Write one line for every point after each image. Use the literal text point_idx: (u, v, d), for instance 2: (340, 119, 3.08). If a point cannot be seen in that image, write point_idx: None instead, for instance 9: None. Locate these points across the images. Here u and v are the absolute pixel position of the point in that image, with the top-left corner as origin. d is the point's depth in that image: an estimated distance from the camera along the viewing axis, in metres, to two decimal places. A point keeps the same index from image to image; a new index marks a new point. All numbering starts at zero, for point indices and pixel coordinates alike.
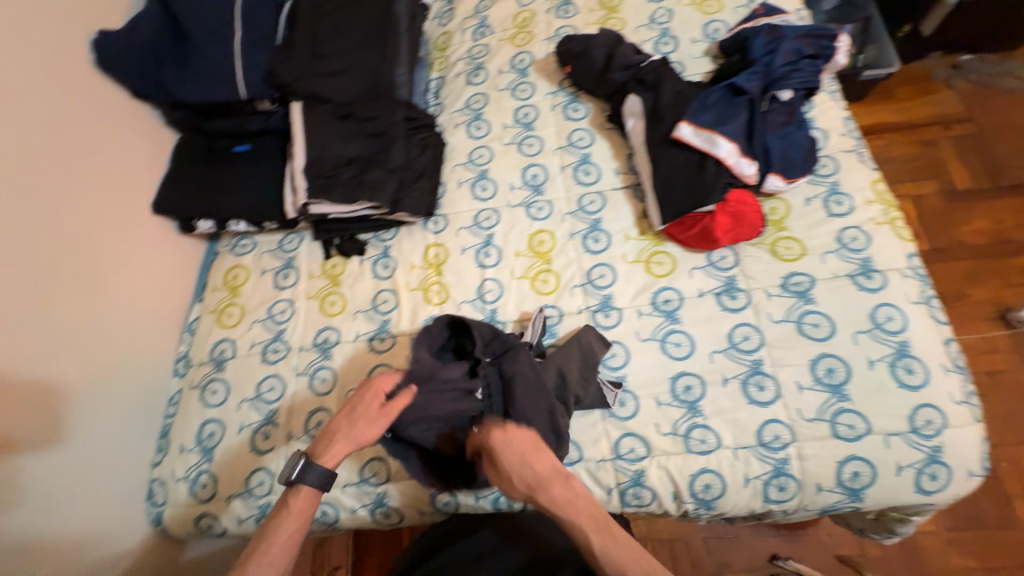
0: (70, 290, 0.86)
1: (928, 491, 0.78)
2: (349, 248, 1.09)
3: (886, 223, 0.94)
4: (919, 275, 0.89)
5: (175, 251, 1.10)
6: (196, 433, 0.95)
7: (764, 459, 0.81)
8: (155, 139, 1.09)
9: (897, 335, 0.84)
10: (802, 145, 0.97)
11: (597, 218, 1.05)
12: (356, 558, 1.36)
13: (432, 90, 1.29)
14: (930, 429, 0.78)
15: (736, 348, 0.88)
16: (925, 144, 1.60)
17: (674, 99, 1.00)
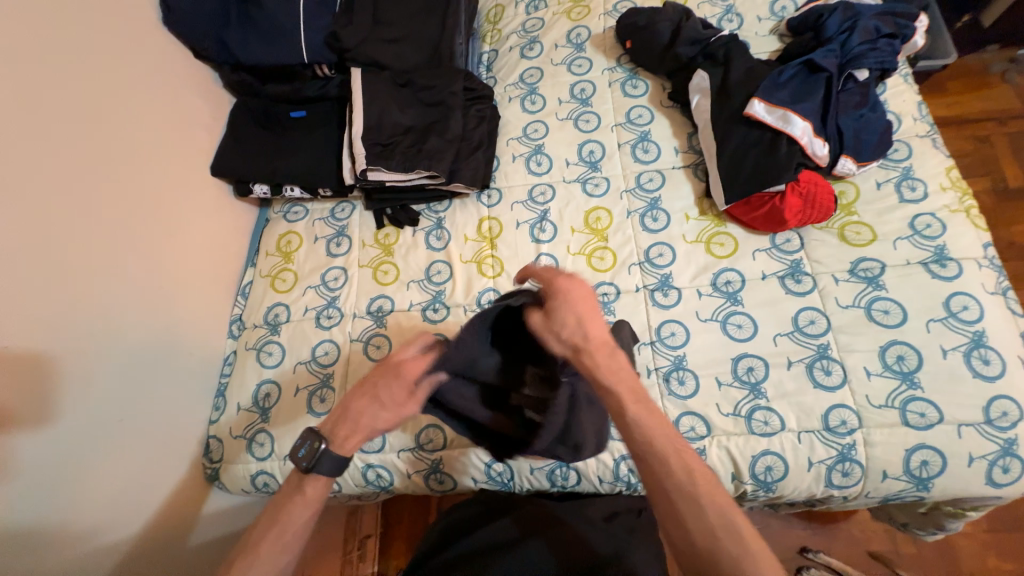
0: (138, 244, 0.87)
1: (999, 484, 0.76)
2: (402, 218, 1.08)
3: (962, 210, 0.90)
4: (995, 266, 0.86)
5: (229, 215, 1.10)
6: (252, 394, 0.96)
7: (829, 444, 0.79)
8: (213, 101, 1.10)
9: (972, 325, 0.81)
10: (879, 127, 0.94)
11: (656, 196, 1.02)
12: (385, 529, 1.36)
13: (485, 63, 1.27)
14: (1005, 421, 0.76)
15: (801, 332, 0.86)
16: (977, 140, 1.54)
17: (745, 76, 0.98)
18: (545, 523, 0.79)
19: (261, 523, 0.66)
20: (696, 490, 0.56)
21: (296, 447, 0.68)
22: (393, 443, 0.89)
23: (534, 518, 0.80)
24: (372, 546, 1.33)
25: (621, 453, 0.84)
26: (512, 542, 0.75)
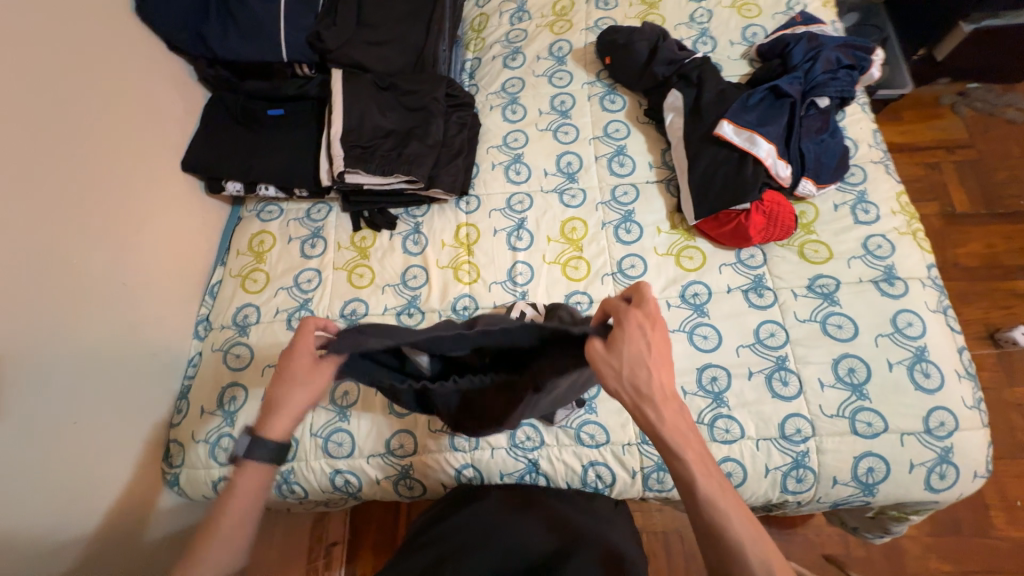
0: (102, 238, 0.84)
1: (936, 489, 0.81)
2: (379, 221, 1.08)
3: (910, 233, 0.97)
4: (937, 285, 0.92)
5: (200, 211, 1.08)
6: (218, 396, 0.94)
7: (784, 451, 0.83)
8: (186, 95, 1.07)
9: (915, 341, 0.87)
10: (836, 152, 1.00)
11: (630, 209, 1.05)
12: (352, 536, 1.34)
13: (468, 70, 1.28)
14: (943, 430, 0.82)
15: (762, 344, 0.90)
16: (926, 167, 1.65)
17: (716, 98, 1.03)
18: (532, 507, 0.77)
19: (218, 521, 0.62)
20: (761, 554, 0.56)
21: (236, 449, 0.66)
22: (362, 448, 0.88)
23: (518, 501, 0.78)
24: (339, 552, 1.31)
25: (590, 459, 0.87)
26: (496, 522, 0.73)
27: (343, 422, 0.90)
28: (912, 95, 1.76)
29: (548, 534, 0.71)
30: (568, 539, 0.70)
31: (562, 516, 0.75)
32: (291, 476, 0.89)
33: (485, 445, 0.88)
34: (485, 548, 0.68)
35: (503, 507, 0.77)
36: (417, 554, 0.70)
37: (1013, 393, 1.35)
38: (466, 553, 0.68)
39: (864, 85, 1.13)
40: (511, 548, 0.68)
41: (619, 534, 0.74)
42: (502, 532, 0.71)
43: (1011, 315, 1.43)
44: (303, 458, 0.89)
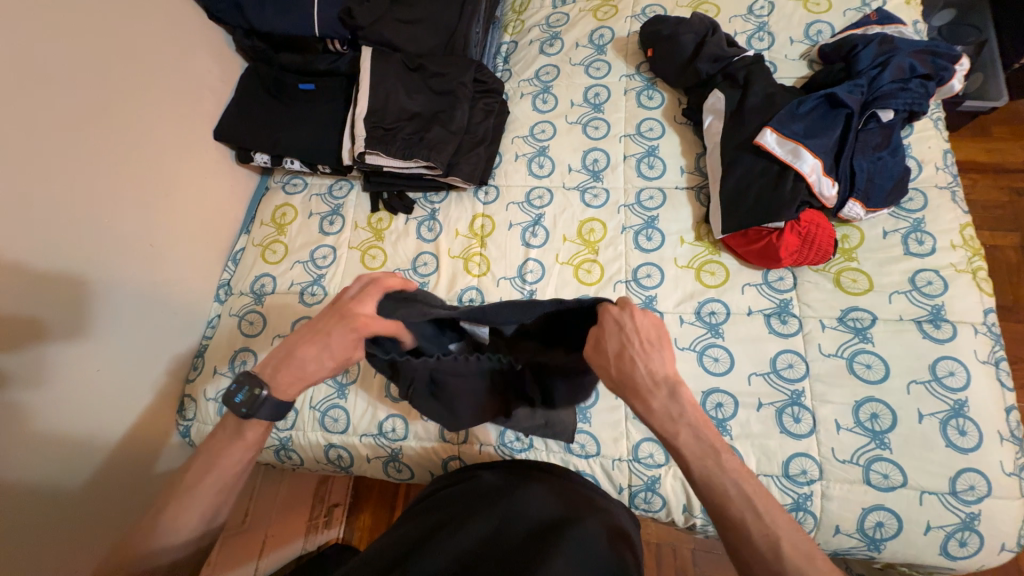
0: (132, 200, 0.89)
1: (953, 556, 0.74)
2: (398, 204, 1.08)
3: (969, 271, 0.86)
4: (992, 333, 0.82)
5: (229, 179, 1.11)
6: (230, 359, 0.98)
7: (785, 491, 0.78)
8: (224, 65, 1.10)
9: (955, 393, 0.78)
10: (895, 172, 0.89)
11: (654, 215, 0.99)
12: (353, 501, 1.40)
13: (503, 54, 1.24)
14: (971, 495, 0.74)
15: (777, 374, 0.84)
16: (1010, 191, 1.46)
17: (763, 103, 0.94)
18: (531, 472, 0.74)
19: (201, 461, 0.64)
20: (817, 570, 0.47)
21: (232, 393, 0.64)
22: (356, 427, 0.91)
23: (522, 471, 0.75)
24: (339, 513, 1.37)
25: (578, 469, 0.85)
26: (499, 488, 0.70)
27: (340, 399, 0.92)
28: (1005, 109, 1.56)
29: (555, 504, 0.67)
30: (575, 511, 0.66)
31: (567, 489, 0.71)
32: (289, 444, 0.93)
33: (475, 440, 0.87)
34: (490, 514, 0.65)
35: (497, 472, 0.75)
36: (423, 520, 0.67)
37: None
38: (472, 516, 0.64)
39: (941, 98, 1.00)
40: (514, 513, 0.65)
41: (622, 513, 0.71)
42: (493, 491, 0.70)
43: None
44: (300, 429, 0.92)
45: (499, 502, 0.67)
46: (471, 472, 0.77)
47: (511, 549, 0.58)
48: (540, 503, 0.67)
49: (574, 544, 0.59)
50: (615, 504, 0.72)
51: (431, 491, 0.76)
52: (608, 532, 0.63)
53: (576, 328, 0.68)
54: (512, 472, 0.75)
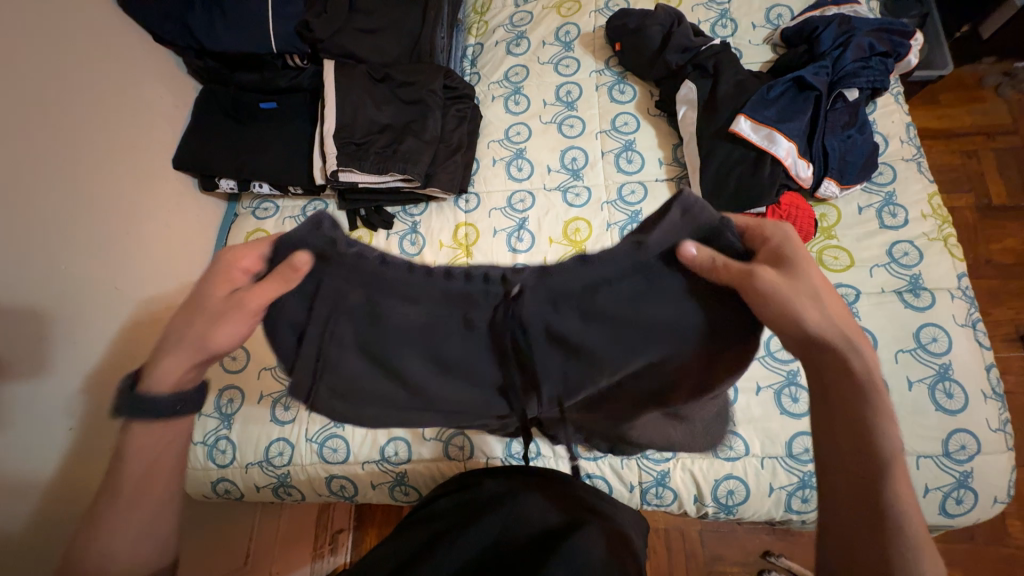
0: (90, 243, 0.83)
1: (951, 514, 0.77)
2: (376, 220, 1.05)
3: (941, 239, 0.89)
4: (967, 297, 0.86)
5: (194, 209, 1.06)
6: (214, 399, 0.93)
7: (791, 470, 0.80)
8: (176, 88, 1.04)
9: (940, 357, 0.82)
10: (865, 149, 0.92)
11: (636, 209, 0.99)
12: (358, 523, 1.33)
13: (469, 57, 1.21)
14: (962, 454, 0.77)
15: (772, 357, 0.86)
16: (963, 155, 1.53)
17: (733, 91, 0.95)
18: (533, 477, 0.74)
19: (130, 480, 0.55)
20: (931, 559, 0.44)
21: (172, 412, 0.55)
22: (358, 455, 0.88)
23: (522, 475, 0.74)
24: (344, 539, 1.31)
25: (589, 471, 0.84)
26: (499, 493, 0.69)
27: (337, 428, 0.89)
28: (952, 76, 1.63)
29: (560, 506, 0.67)
30: (577, 514, 0.65)
31: (569, 494, 0.70)
32: (287, 480, 0.89)
33: (480, 454, 0.86)
34: (494, 520, 0.64)
35: (495, 477, 0.74)
36: (427, 526, 0.65)
37: None
38: (476, 521, 0.64)
39: (900, 73, 1.04)
40: (516, 518, 0.64)
41: (617, 509, 0.71)
42: (491, 496, 0.69)
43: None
44: (297, 464, 0.88)
45: (503, 509, 0.66)
46: (475, 478, 0.75)
47: (516, 555, 0.58)
48: (543, 505, 0.67)
49: (581, 545, 0.58)
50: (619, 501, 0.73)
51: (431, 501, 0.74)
52: (609, 531, 0.63)
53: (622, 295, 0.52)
54: (508, 475, 0.74)
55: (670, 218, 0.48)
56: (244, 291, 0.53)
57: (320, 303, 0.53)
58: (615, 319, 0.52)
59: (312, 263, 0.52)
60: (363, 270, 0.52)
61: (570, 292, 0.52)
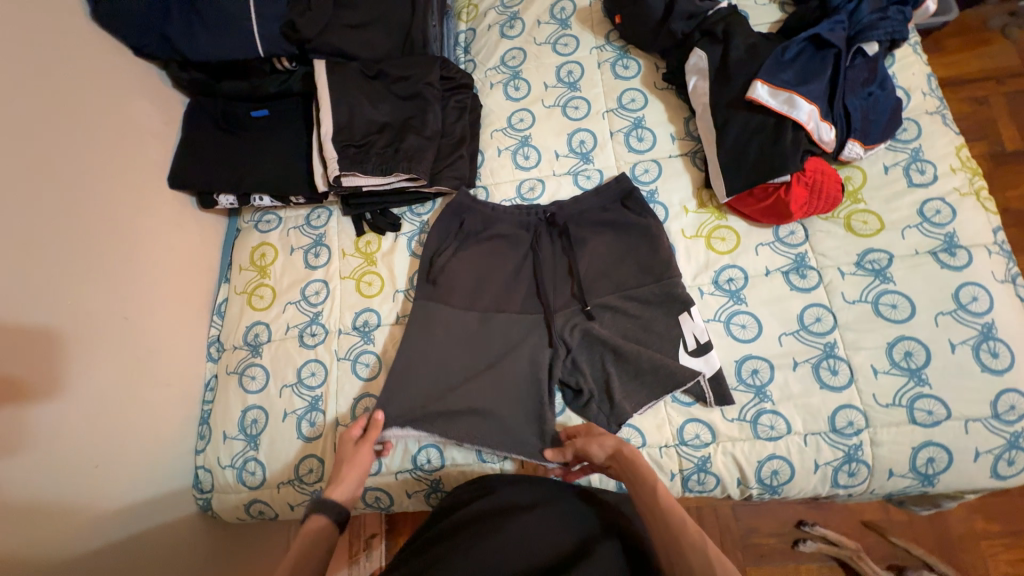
0: (93, 274, 0.81)
1: (1003, 476, 0.75)
2: (383, 223, 1.01)
3: (973, 193, 0.86)
4: (1005, 252, 0.82)
5: (196, 230, 1.03)
6: (238, 421, 0.92)
7: (835, 445, 0.77)
8: (164, 104, 1.00)
9: (981, 317, 0.79)
10: (887, 106, 0.88)
11: (652, 188, 0.96)
12: (390, 527, 1.32)
13: (462, 44, 1.16)
14: (1012, 414, 0.75)
15: (806, 330, 0.83)
16: (973, 102, 1.47)
17: (746, 55, 0.90)
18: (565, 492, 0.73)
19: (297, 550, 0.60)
20: None
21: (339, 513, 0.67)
22: (389, 466, 0.86)
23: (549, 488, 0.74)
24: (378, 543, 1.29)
25: None
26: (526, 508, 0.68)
27: None
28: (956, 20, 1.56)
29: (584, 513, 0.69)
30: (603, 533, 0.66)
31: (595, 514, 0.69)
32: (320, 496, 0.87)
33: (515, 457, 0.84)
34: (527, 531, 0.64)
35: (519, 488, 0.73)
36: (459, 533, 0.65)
37: None
38: (506, 522, 0.65)
39: (917, 21, 0.99)
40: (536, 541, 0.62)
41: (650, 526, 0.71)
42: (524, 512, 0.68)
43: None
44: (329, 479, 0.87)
45: (534, 518, 0.66)
46: (493, 486, 0.75)
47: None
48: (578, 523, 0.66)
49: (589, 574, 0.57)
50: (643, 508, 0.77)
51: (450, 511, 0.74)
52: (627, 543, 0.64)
53: (610, 220, 0.93)
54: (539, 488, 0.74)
55: (607, 184, 0.94)
56: (447, 238, 0.95)
57: (471, 226, 0.96)
58: (603, 226, 0.93)
59: (461, 213, 0.96)
60: (487, 213, 0.96)
61: (574, 215, 0.94)
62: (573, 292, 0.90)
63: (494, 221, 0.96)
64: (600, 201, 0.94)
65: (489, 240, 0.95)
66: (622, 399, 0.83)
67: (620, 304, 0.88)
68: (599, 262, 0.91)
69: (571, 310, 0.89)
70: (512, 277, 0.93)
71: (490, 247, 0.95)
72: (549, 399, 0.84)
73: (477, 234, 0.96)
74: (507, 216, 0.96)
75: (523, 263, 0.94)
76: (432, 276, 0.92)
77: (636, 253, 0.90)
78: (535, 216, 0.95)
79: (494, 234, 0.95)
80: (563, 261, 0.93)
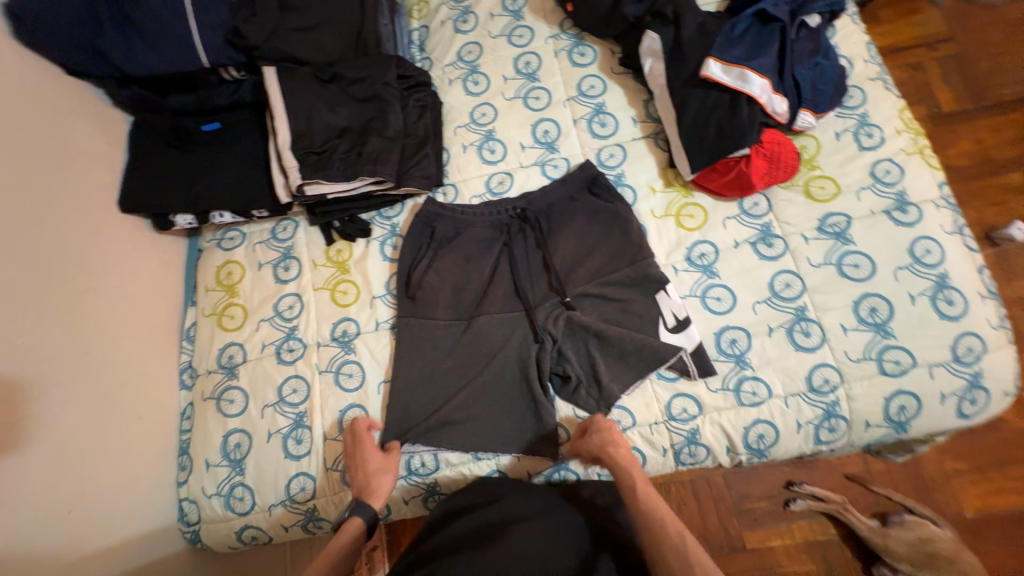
0: (46, 309, 0.76)
1: (967, 415, 0.80)
2: (352, 230, 0.99)
3: (917, 152, 0.90)
4: (951, 205, 0.87)
5: (153, 254, 0.98)
6: (220, 447, 0.88)
7: (814, 404, 0.81)
8: (105, 124, 0.94)
9: (935, 268, 0.83)
10: (833, 75, 0.91)
11: (618, 172, 0.97)
12: (390, 537, 1.30)
13: (417, 42, 1.14)
14: (970, 356, 0.80)
15: (778, 297, 0.86)
16: (911, 68, 1.55)
17: (697, 34, 0.92)
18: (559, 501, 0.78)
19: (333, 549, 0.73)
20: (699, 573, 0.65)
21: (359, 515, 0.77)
22: None
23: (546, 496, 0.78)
24: (380, 555, 1.25)
25: None
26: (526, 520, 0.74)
27: None
28: None
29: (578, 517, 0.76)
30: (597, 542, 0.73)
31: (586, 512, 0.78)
32: (315, 514, 0.85)
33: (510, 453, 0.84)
34: (542, 546, 0.70)
35: (523, 497, 0.77)
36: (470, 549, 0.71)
37: (1014, 289, 1.32)
38: (510, 534, 0.71)
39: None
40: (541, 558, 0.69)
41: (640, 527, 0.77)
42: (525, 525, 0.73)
43: (1005, 211, 1.38)
44: (322, 496, 0.84)
45: (540, 527, 0.72)
46: (493, 492, 0.79)
47: None
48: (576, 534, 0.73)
49: None
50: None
51: (452, 517, 0.77)
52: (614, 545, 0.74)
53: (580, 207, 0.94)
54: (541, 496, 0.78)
55: (573, 172, 0.95)
56: (421, 250, 0.94)
57: (443, 233, 0.95)
58: (574, 216, 0.94)
59: (432, 222, 0.95)
60: (458, 217, 0.95)
61: (543, 208, 0.95)
62: (551, 283, 0.90)
63: (466, 223, 0.95)
64: (569, 192, 0.95)
65: (462, 242, 0.94)
66: (609, 381, 0.84)
67: (600, 289, 0.88)
68: (573, 250, 0.92)
69: (550, 301, 0.89)
70: (490, 275, 0.92)
71: (464, 248, 0.94)
72: (543, 392, 0.85)
73: (449, 238, 0.95)
74: (478, 216, 0.95)
75: (500, 262, 0.93)
76: (411, 292, 0.91)
77: (609, 238, 0.91)
78: (506, 212, 0.95)
79: (468, 235, 0.95)
80: (538, 253, 0.92)
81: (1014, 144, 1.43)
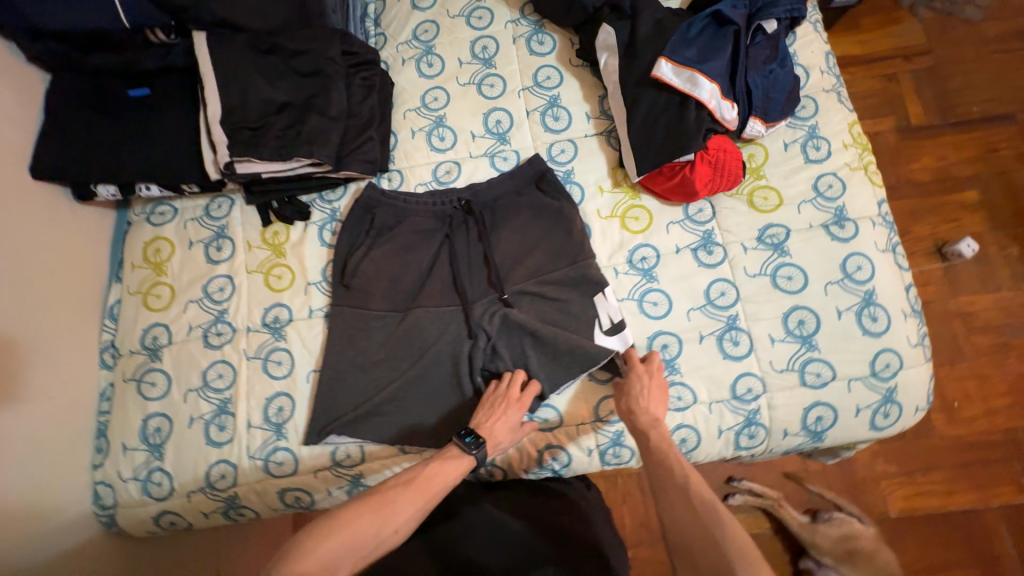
0: None
1: (880, 427, 0.83)
2: (289, 213, 0.95)
3: (861, 168, 0.91)
4: (887, 223, 0.89)
5: (75, 226, 0.93)
6: (139, 431, 0.86)
7: (737, 411, 0.82)
8: (17, 82, 0.87)
9: (864, 285, 0.85)
10: (785, 84, 0.90)
11: (568, 169, 0.95)
12: None
13: (372, 16, 1.09)
14: (887, 371, 0.82)
15: (712, 305, 0.86)
16: (882, 79, 1.56)
17: (653, 31, 0.90)
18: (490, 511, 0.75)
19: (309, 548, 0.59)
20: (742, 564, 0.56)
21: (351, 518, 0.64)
22: (307, 464, 0.83)
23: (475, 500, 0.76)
24: None
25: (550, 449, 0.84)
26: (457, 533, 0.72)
27: (281, 440, 0.84)
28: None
29: (507, 518, 0.75)
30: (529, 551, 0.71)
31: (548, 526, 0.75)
32: (236, 501, 0.84)
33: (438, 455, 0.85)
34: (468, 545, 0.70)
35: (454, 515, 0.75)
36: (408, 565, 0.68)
37: (958, 302, 1.36)
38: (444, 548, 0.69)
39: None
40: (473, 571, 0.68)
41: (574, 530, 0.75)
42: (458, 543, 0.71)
43: (956, 227, 1.42)
44: (244, 484, 0.83)
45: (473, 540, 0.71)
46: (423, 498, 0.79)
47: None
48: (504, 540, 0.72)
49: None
50: (556, 491, 0.84)
51: None
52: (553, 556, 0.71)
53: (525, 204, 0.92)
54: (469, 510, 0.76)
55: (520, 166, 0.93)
56: (360, 236, 0.92)
57: (382, 220, 0.92)
58: (517, 211, 0.92)
59: (371, 208, 0.92)
60: (399, 206, 0.92)
61: (487, 202, 0.93)
62: (489, 279, 0.89)
63: (408, 212, 0.92)
64: (515, 187, 0.93)
65: (402, 232, 0.92)
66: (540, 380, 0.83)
67: (539, 287, 0.87)
68: (514, 247, 0.90)
69: (488, 297, 0.87)
70: (430, 267, 0.90)
71: (405, 237, 0.91)
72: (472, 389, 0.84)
73: (390, 226, 0.92)
74: (421, 206, 0.92)
75: (440, 253, 0.91)
76: (346, 280, 0.89)
77: (551, 237, 0.90)
78: (449, 204, 0.93)
79: (408, 224, 0.92)
80: (479, 248, 0.91)
81: (971, 161, 1.46)
